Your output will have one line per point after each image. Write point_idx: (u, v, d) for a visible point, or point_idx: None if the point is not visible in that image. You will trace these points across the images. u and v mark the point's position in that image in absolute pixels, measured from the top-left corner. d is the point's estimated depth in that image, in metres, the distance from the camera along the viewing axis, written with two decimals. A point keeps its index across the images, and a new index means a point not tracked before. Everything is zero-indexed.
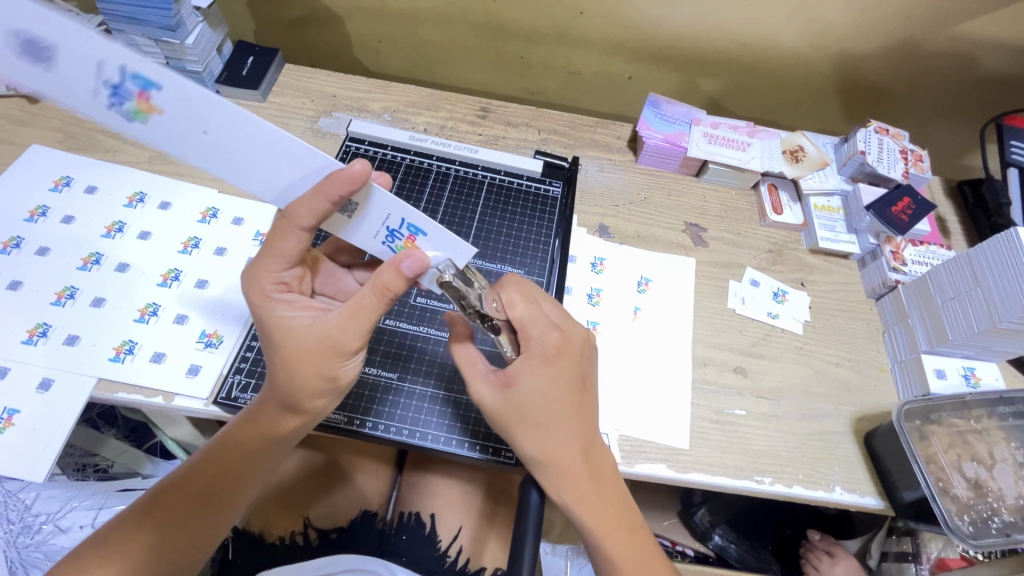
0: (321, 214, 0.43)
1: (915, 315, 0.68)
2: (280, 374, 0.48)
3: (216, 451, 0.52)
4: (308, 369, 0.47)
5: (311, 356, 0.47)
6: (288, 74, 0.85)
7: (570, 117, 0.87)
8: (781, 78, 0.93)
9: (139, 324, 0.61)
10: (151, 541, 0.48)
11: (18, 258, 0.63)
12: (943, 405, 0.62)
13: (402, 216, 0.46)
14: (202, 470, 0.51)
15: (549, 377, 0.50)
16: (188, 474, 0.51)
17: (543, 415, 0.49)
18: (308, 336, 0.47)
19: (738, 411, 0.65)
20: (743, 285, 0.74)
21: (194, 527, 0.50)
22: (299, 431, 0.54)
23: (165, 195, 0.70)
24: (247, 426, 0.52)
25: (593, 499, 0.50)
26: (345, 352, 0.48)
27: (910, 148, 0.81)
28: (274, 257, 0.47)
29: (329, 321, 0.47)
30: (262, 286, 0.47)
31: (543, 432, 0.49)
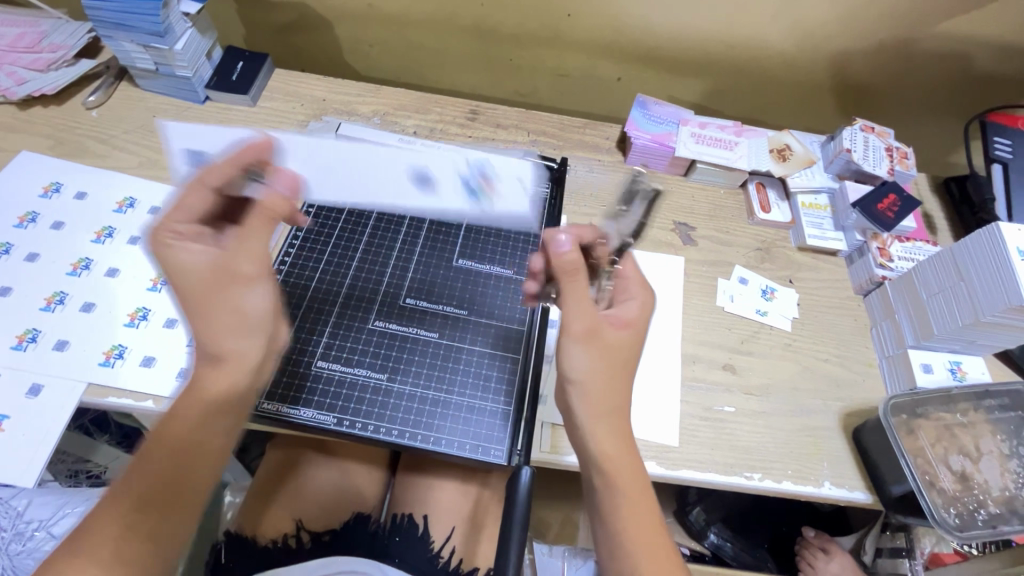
0: (274, 191, 0.47)
1: (902, 310, 0.69)
2: (197, 314, 0.45)
3: (165, 435, 0.44)
4: (222, 308, 0.45)
5: (207, 288, 0.45)
6: (278, 79, 0.85)
7: (558, 119, 0.88)
8: (768, 78, 0.93)
9: (129, 328, 0.61)
10: (108, 555, 0.41)
11: (7, 265, 0.63)
12: (930, 399, 0.62)
13: (471, 159, 0.52)
14: (155, 462, 0.43)
15: (595, 367, 0.47)
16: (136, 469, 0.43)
17: (614, 373, 0.48)
18: (197, 265, 0.45)
19: (727, 408, 0.65)
20: (732, 283, 0.74)
21: (156, 531, 0.43)
22: (247, 387, 0.47)
23: (155, 200, 0.71)
24: (187, 398, 0.45)
25: (625, 463, 0.47)
26: (231, 275, 0.46)
27: (895, 145, 0.82)
28: (189, 222, 0.46)
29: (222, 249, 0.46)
30: (146, 236, 0.45)
31: (608, 388, 0.47)
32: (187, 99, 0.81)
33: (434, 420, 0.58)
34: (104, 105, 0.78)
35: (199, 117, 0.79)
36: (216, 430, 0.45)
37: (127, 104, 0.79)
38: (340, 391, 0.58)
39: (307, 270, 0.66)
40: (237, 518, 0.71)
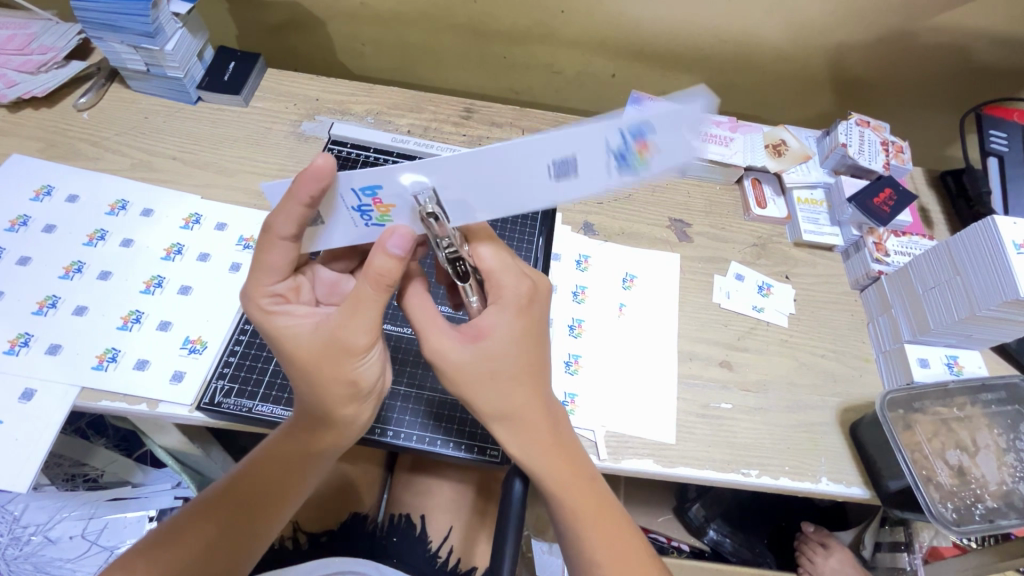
0: (299, 219, 0.42)
1: (898, 306, 0.69)
2: (305, 389, 0.46)
3: (260, 459, 0.51)
4: (335, 378, 0.45)
5: (324, 363, 0.44)
6: (270, 79, 0.85)
7: (553, 116, 0.88)
8: (763, 73, 0.93)
9: (122, 331, 0.60)
10: (196, 546, 0.48)
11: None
12: (926, 394, 0.62)
13: (618, 126, 0.39)
14: (249, 478, 0.51)
15: (513, 330, 0.47)
16: (237, 478, 0.51)
17: (508, 368, 0.46)
18: (313, 339, 0.44)
19: (724, 404, 0.65)
20: (728, 280, 0.74)
21: (235, 535, 0.50)
22: (344, 442, 0.52)
23: (148, 202, 0.70)
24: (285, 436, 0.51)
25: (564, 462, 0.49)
26: (352, 351, 0.44)
27: (891, 139, 0.82)
28: (268, 271, 0.45)
29: (330, 320, 0.44)
30: (259, 302, 0.46)
31: (504, 386, 0.47)
32: (178, 99, 0.80)
33: (427, 420, 0.58)
34: (95, 107, 0.78)
35: (191, 117, 0.79)
36: (307, 468, 0.52)
37: (118, 105, 0.78)
38: None
39: None
40: None
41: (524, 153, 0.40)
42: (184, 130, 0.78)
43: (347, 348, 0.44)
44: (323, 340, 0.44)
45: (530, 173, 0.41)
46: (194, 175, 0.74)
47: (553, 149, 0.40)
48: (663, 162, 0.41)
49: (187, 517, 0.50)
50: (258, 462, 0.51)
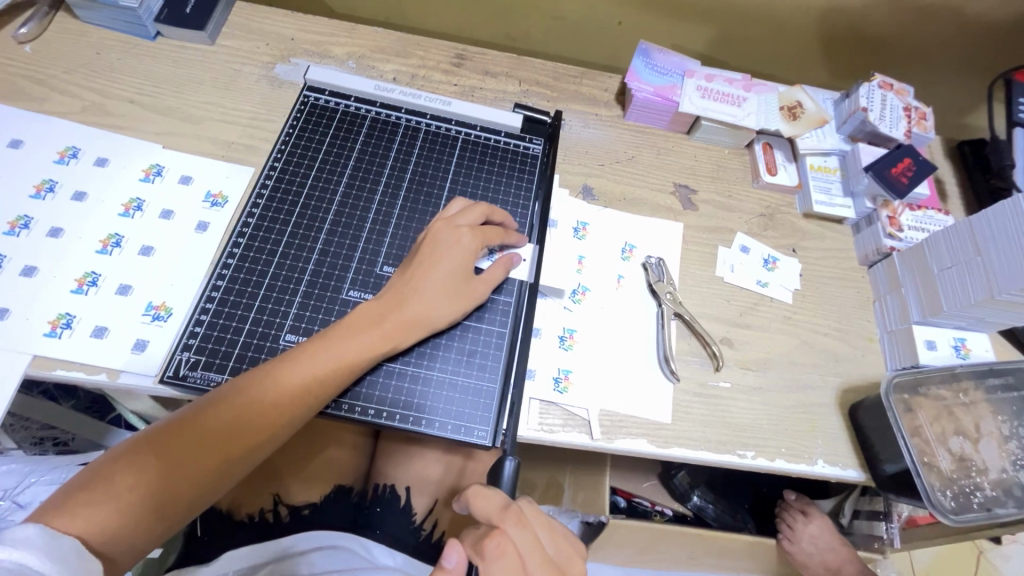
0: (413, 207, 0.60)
1: (908, 283, 0.66)
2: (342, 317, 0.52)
3: (227, 408, 0.48)
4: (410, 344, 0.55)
5: (454, 292, 0.55)
6: (239, 13, 0.76)
7: (553, 68, 0.80)
8: (782, 26, 0.86)
9: (77, 295, 0.55)
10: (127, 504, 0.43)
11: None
12: (931, 378, 0.59)
13: None
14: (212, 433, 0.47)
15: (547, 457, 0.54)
16: (200, 419, 0.47)
17: None
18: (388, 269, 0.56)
19: (722, 384, 0.62)
20: (733, 252, 0.70)
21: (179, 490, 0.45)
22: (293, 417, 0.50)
23: (103, 150, 0.63)
24: (255, 385, 0.48)
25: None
26: (460, 279, 0.56)
27: (914, 105, 0.76)
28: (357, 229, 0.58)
29: (460, 254, 0.56)
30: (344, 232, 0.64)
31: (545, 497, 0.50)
32: (135, 34, 0.71)
33: (408, 399, 0.54)
34: (38, 39, 0.69)
35: (150, 55, 0.71)
36: (275, 429, 0.49)
37: (66, 39, 0.69)
38: None
39: (274, 233, 0.59)
40: None
41: None
42: (143, 69, 0.70)
43: (398, 327, 0.53)
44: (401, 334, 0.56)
45: None
46: (155, 122, 0.67)
47: None
48: None
49: (116, 459, 0.45)
50: (221, 412, 0.47)
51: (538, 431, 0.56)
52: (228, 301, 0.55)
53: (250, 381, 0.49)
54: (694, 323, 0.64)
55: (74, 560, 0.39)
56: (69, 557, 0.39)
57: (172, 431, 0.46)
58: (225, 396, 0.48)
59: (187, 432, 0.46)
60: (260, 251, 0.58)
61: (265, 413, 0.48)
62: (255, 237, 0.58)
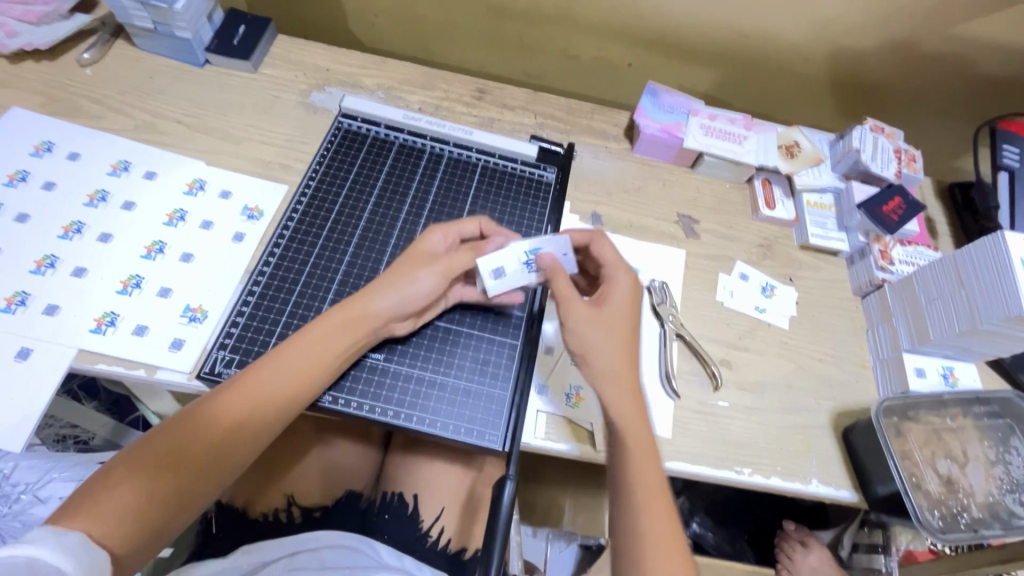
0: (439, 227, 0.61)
1: (899, 313, 0.69)
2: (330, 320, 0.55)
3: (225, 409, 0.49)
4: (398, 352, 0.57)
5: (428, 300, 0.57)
6: (280, 45, 0.83)
7: (567, 103, 0.87)
8: (780, 71, 0.92)
9: (121, 296, 0.60)
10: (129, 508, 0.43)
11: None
12: (921, 403, 0.62)
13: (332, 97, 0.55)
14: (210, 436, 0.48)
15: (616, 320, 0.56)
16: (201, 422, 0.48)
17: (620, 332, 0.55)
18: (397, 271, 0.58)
19: (721, 402, 0.65)
20: (731, 279, 0.74)
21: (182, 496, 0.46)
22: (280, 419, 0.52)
23: (150, 164, 0.69)
24: (251, 385, 0.50)
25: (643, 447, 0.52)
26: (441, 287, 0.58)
27: (904, 148, 0.81)
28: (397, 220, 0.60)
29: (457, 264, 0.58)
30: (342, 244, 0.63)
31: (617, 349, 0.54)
32: (185, 61, 0.78)
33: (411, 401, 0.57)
34: (98, 63, 0.75)
35: (198, 81, 0.77)
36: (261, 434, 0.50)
37: (122, 63, 0.76)
38: None
39: (306, 245, 0.64)
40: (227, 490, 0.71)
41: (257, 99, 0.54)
42: (190, 93, 0.76)
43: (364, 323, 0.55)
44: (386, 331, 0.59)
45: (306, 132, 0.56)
46: (199, 141, 0.72)
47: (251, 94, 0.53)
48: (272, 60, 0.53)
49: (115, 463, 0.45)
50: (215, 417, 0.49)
51: (544, 440, 0.60)
52: (260, 306, 0.59)
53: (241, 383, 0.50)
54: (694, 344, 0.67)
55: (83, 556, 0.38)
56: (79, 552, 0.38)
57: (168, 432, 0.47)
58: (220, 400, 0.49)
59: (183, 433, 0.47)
60: (293, 261, 0.62)
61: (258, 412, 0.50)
62: (289, 248, 0.63)
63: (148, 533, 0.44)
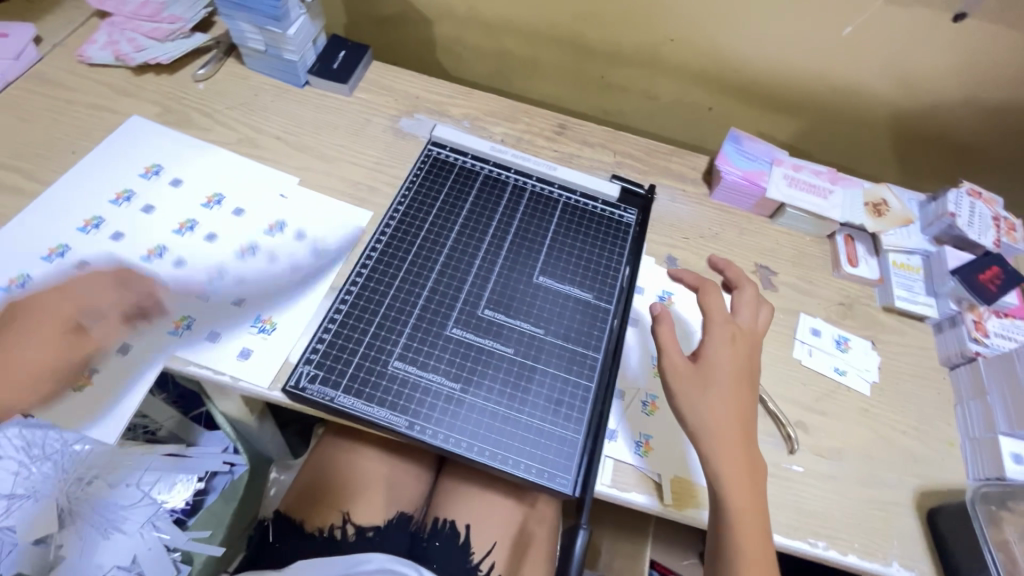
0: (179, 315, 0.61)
1: (995, 392, 0.65)
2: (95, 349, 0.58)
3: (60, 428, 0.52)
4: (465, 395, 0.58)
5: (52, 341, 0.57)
6: (375, 71, 0.86)
7: (646, 143, 0.87)
8: (867, 125, 0.90)
9: (211, 287, 0.63)
10: None
11: (125, 213, 0.67)
12: (1022, 492, 0.58)
13: None
14: None
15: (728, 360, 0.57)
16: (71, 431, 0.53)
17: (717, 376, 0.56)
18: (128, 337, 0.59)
19: (795, 467, 0.63)
20: (808, 336, 0.72)
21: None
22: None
23: (249, 172, 0.73)
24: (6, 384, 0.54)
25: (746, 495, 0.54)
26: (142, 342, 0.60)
27: (1004, 215, 0.77)
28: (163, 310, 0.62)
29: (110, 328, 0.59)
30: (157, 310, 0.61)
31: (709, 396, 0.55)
32: (287, 81, 0.82)
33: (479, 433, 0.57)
34: (211, 78, 0.81)
35: (297, 100, 0.81)
36: None
37: (232, 80, 0.81)
38: (409, 392, 0.58)
39: (392, 267, 0.65)
40: (285, 501, 0.72)
41: None
42: (290, 111, 0.80)
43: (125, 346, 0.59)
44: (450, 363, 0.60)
45: None
46: (295, 157, 0.76)
47: None
48: None
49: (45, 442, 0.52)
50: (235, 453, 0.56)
51: (611, 487, 0.58)
52: (343, 327, 0.61)
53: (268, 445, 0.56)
54: (770, 403, 0.65)
55: None
56: None
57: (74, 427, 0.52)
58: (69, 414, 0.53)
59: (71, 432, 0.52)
60: (378, 282, 0.64)
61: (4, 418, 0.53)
62: (375, 269, 0.65)
63: None
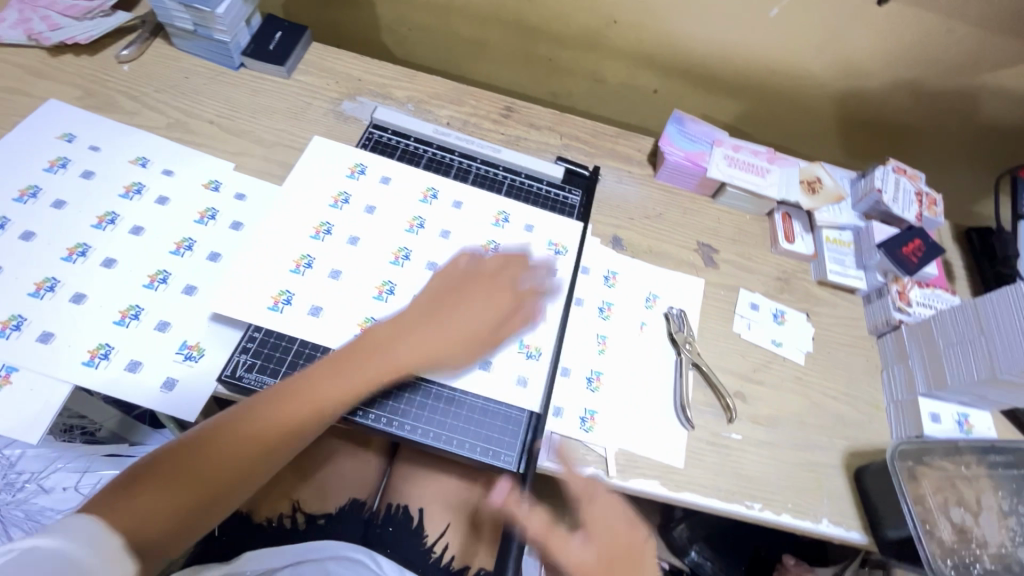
0: None
1: (915, 357, 0.69)
2: None
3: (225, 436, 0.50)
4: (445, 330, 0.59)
5: None
6: (315, 53, 0.84)
7: (592, 126, 0.87)
8: (803, 106, 0.93)
9: (147, 290, 0.60)
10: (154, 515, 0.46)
11: (34, 210, 0.62)
12: (934, 449, 0.62)
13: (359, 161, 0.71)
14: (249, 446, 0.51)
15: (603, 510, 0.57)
16: (190, 460, 0.49)
17: None
18: None
19: (734, 435, 0.65)
20: (746, 310, 0.74)
21: (193, 525, 0.48)
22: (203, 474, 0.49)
23: (170, 161, 0.69)
24: None
25: None
26: None
27: (926, 190, 0.82)
28: None
29: None
30: None
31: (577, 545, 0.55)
32: (220, 63, 0.79)
33: (450, 355, 0.59)
34: (136, 60, 0.76)
35: (232, 83, 0.78)
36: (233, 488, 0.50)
37: (159, 62, 0.77)
38: None
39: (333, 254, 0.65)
40: None
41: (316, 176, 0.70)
42: (224, 94, 0.77)
43: None
44: (429, 294, 0.62)
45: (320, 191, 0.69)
46: (230, 143, 0.73)
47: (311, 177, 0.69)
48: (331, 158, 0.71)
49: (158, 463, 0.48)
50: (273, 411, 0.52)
51: (557, 463, 0.59)
52: (287, 324, 0.60)
53: (293, 389, 0.53)
54: (709, 374, 0.67)
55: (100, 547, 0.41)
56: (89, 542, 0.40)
57: (176, 454, 0.48)
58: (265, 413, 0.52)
59: (173, 463, 0.48)
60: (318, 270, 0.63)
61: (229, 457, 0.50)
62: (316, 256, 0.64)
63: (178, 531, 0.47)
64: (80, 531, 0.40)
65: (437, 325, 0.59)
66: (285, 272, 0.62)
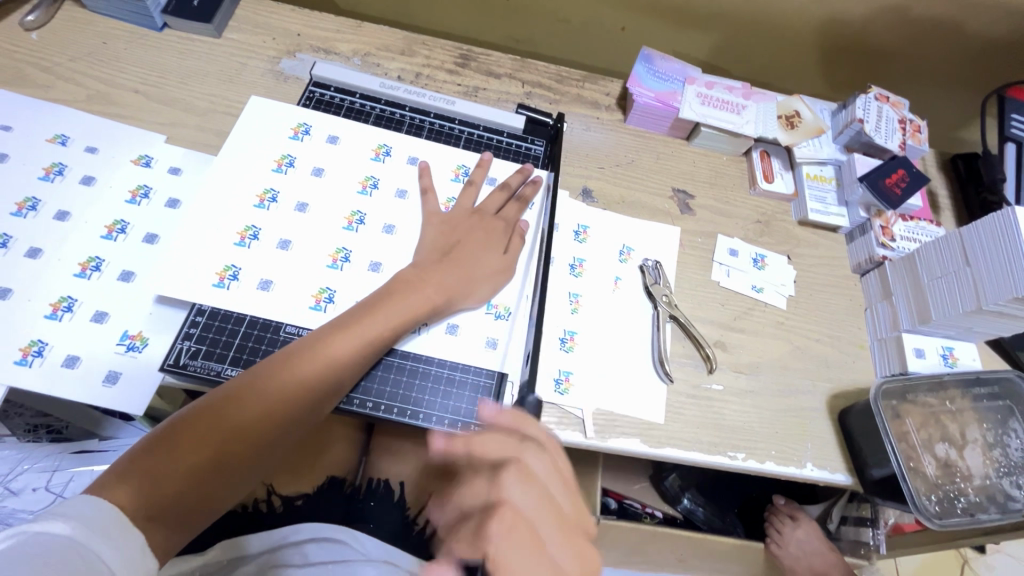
0: None
1: (899, 293, 0.67)
2: None
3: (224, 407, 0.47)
4: (447, 276, 0.58)
5: None
6: (246, 7, 0.76)
7: (556, 70, 0.81)
8: (781, 35, 0.87)
9: (79, 279, 0.56)
10: (159, 485, 0.43)
11: None
12: (919, 385, 0.61)
13: (304, 121, 0.66)
14: (248, 418, 0.47)
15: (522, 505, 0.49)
16: (187, 432, 0.45)
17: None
18: None
19: (715, 386, 0.63)
20: (724, 256, 0.71)
21: (215, 485, 0.46)
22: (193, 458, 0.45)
23: (94, 138, 0.63)
24: None
25: None
26: None
27: (909, 117, 0.77)
28: None
29: None
30: None
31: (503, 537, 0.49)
32: (140, 24, 0.71)
33: (453, 301, 0.58)
34: (45, 27, 0.69)
35: (156, 47, 0.71)
36: (237, 460, 0.47)
37: (72, 27, 0.70)
38: None
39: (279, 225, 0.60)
40: None
41: (256, 136, 0.64)
42: (148, 60, 0.70)
43: None
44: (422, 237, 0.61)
45: (260, 154, 0.63)
46: (159, 113, 0.67)
47: (250, 135, 0.64)
48: (273, 115, 0.66)
49: (167, 437, 0.45)
50: (279, 378, 0.49)
51: None
52: (235, 301, 0.56)
53: (282, 361, 0.50)
54: (688, 325, 0.65)
55: (110, 530, 0.39)
56: (102, 523, 0.39)
57: (193, 421, 0.46)
58: (259, 377, 0.49)
59: (180, 435, 0.45)
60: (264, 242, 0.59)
61: (227, 439, 0.46)
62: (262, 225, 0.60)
63: (182, 501, 0.44)
64: (85, 514, 0.38)
65: (444, 271, 0.58)
66: (228, 246, 0.58)
